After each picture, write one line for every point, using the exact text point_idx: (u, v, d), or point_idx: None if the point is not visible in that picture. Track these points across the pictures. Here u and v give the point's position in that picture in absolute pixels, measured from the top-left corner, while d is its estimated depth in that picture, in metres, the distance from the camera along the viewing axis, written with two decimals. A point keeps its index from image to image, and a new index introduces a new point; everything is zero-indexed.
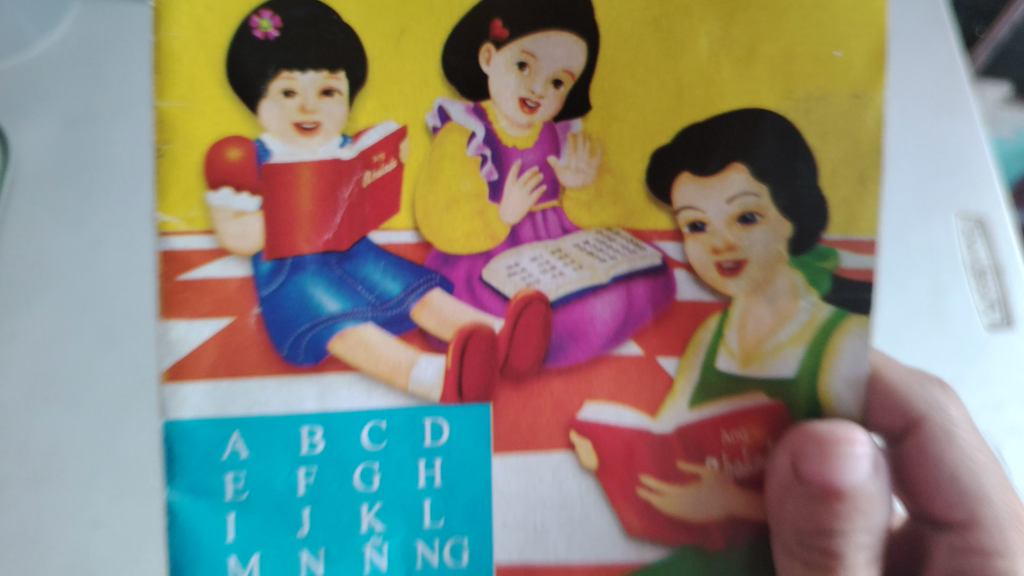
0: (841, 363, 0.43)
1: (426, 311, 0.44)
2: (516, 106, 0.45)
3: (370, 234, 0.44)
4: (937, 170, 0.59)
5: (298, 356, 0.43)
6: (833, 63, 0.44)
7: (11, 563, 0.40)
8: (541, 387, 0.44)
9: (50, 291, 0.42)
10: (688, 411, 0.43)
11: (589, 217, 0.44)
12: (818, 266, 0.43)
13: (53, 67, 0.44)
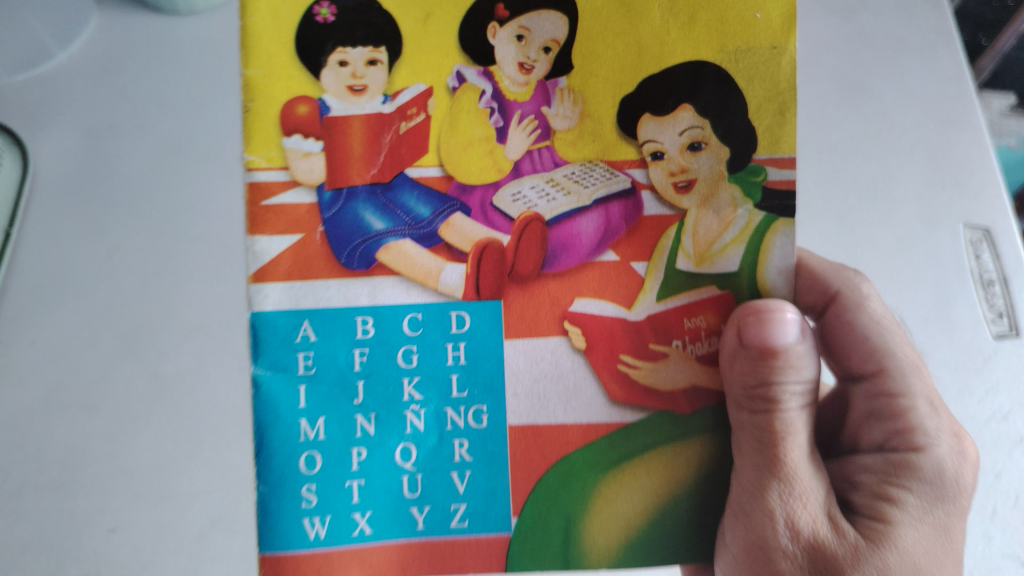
0: (777, 253, 0.43)
1: (456, 224, 0.43)
2: (514, 67, 0.44)
3: (410, 172, 0.43)
4: (943, 180, 0.60)
5: (355, 264, 0.43)
6: (757, 23, 0.43)
7: (92, 515, 0.48)
8: (539, 291, 0.43)
9: (136, 291, 0.53)
10: (659, 304, 0.44)
11: (570, 151, 0.44)
12: (753, 182, 0.43)
13: (147, 114, 0.57)
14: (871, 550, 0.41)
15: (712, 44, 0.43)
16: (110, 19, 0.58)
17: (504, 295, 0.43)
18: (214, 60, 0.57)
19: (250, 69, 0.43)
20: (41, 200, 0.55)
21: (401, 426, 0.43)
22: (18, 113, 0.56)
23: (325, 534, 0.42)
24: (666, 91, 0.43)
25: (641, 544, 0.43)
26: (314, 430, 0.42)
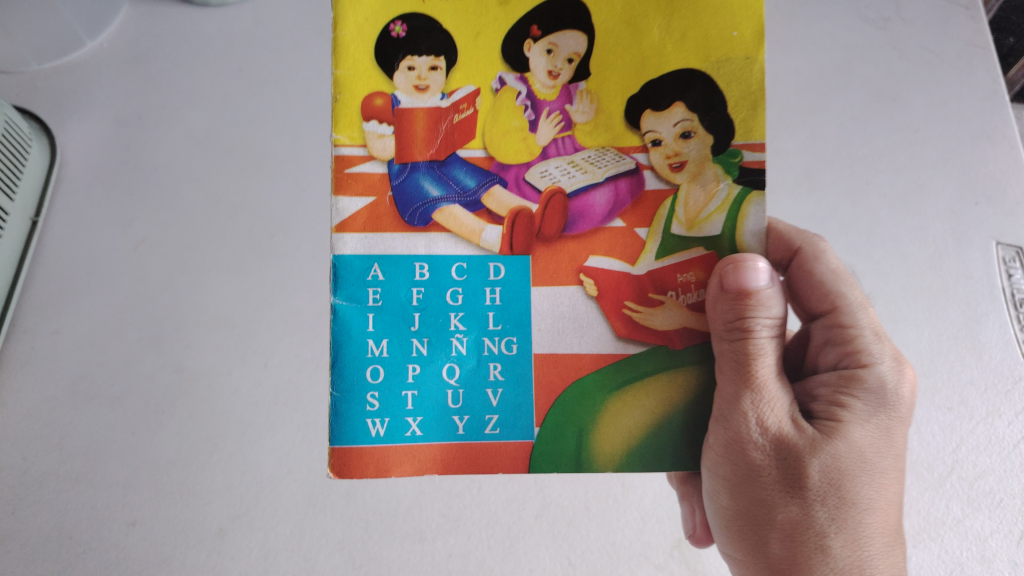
0: (753, 218, 0.34)
1: (499, 193, 0.34)
2: (544, 66, 0.35)
3: (462, 152, 0.35)
4: (975, 196, 0.58)
5: (406, 224, 0.34)
6: (732, 39, 0.33)
7: (103, 510, 0.48)
8: (553, 253, 0.34)
9: (161, 286, 0.53)
10: (659, 261, 0.34)
11: (591, 138, 0.35)
12: (733, 165, 0.34)
13: (177, 109, 0.57)
14: (827, 441, 0.33)
15: (691, 49, 0.34)
16: (142, 10, 0.58)
17: (531, 251, 0.35)
18: (245, 55, 0.58)
19: (340, 67, 0.34)
20: (69, 190, 0.55)
21: (448, 344, 0.34)
22: (48, 102, 0.56)
23: (384, 432, 0.34)
24: (650, 93, 0.34)
25: (642, 453, 0.34)
26: (382, 346, 0.34)
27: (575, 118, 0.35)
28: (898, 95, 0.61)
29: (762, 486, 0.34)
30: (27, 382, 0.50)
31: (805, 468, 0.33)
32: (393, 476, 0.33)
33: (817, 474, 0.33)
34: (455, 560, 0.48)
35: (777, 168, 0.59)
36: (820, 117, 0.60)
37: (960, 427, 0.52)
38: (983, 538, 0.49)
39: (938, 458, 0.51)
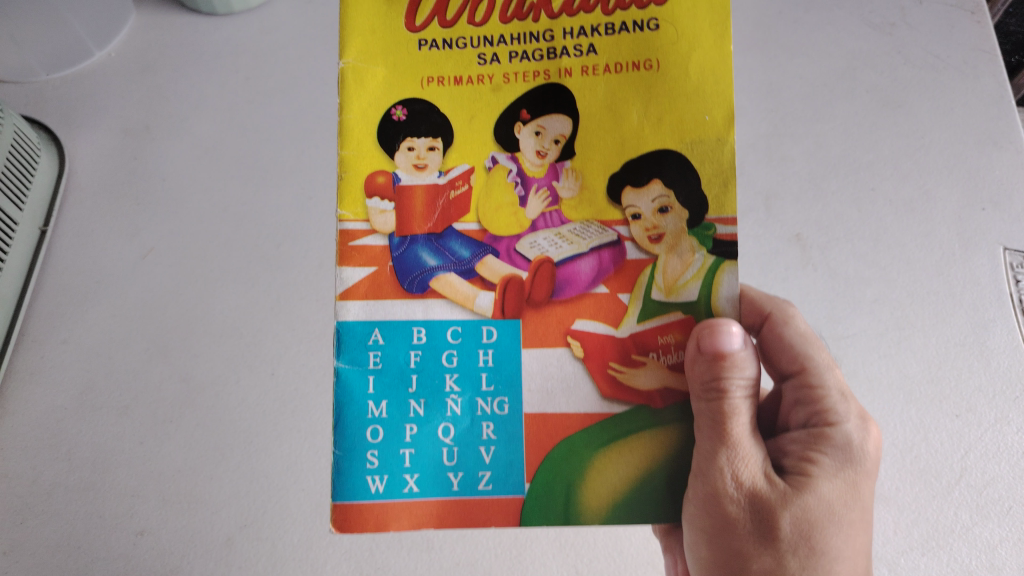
0: (726, 286, 0.33)
1: (493, 262, 0.34)
2: (532, 147, 0.35)
3: (457, 224, 0.35)
4: (982, 201, 0.58)
5: (406, 292, 0.35)
6: (702, 127, 0.33)
7: (110, 519, 0.48)
8: (544, 321, 0.34)
9: (168, 295, 0.53)
10: (641, 323, 0.34)
11: (577, 210, 0.34)
12: (706, 238, 0.33)
13: (182, 118, 0.57)
14: (798, 495, 0.33)
15: (665, 130, 0.34)
16: (150, 23, 0.59)
17: (522, 315, 0.34)
18: (251, 65, 0.58)
19: (346, 147, 0.35)
20: (76, 200, 0.56)
21: (443, 404, 0.34)
22: (59, 116, 0.58)
23: (384, 488, 0.33)
24: (630, 173, 0.34)
25: (624, 511, 0.33)
26: (382, 407, 0.34)
27: (562, 194, 0.34)
28: (903, 101, 0.61)
29: (737, 538, 0.34)
30: (36, 392, 0.50)
31: (776, 519, 0.33)
32: (391, 532, 0.33)
33: (789, 526, 0.33)
34: (463, 568, 0.48)
35: (781, 176, 0.59)
36: (826, 123, 0.60)
37: (968, 434, 0.51)
38: (993, 546, 0.49)
39: (945, 465, 0.51)
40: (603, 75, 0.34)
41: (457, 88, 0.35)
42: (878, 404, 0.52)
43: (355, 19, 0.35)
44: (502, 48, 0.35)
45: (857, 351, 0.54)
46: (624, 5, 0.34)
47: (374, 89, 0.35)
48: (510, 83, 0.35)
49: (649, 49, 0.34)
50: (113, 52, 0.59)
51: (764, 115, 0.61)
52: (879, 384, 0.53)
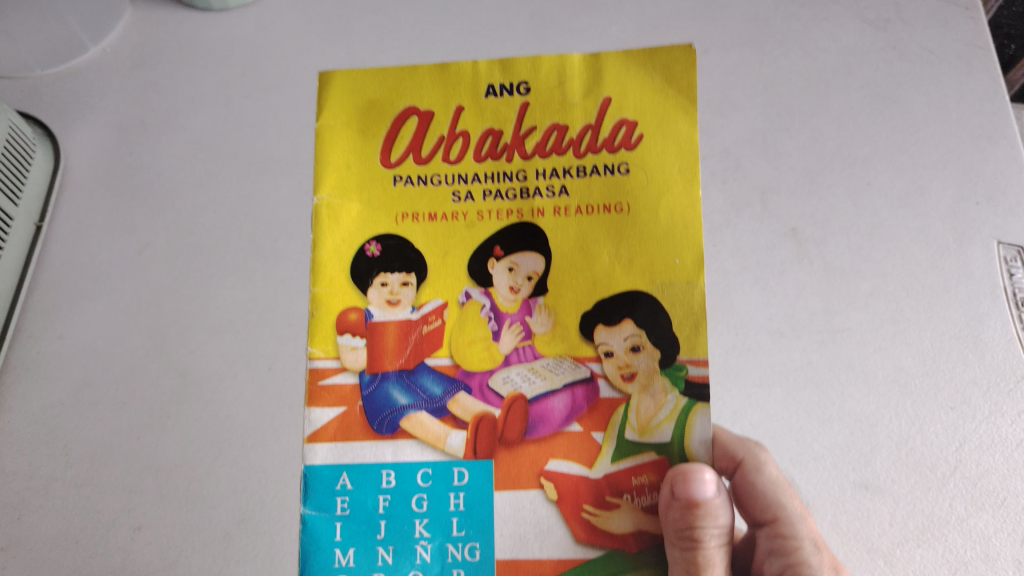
0: (698, 427, 0.40)
1: (463, 399, 0.42)
2: (506, 283, 0.43)
3: (427, 358, 0.42)
4: (976, 196, 0.58)
5: (376, 433, 0.42)
6: (672, 269, 0.42)
7: (106, 514, 0.48)
8: (520, 462, 0.41)
9: (165, 289, 0.53)
10: (614, 464, 0.40)
11: (548, 346, 0.42)
12: (677, 376, 0.40)
13: (175, 111, 0.58)
14: None
15: (636, 270, 0.42)
16: (144, 16, 0.61)
17: (493, 455, 0.41)
18: (246, 60, 0.59)
19: (318, 285, 0.43)
20: (72, 195, 0.56)
21: (412, 551, 0.40)
22: (55, 113, 0.58)
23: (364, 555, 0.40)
24: (605, 312, 0.42)
25: None
26: (348, 556, 0.40)
27: (535, 328, 0.43)
28: (898, 96, 0.61)
29: None
30: (33, 387, 0.50)
31: None
32: None
33: None
34: None
35: (777, 171, 0.59)
36: (821, 119, 0.61)
37: (963, 426, 0.51)
38: (988, 537, 0.49)
39: (941, 457, 0.51)
40: (595, 225, 0.43)
41: (439, 227, 0.44)
42: (873, 397, 0.52)
43: (331, 155, 0.45)
44: (476, 187, 0.44)
45: (853, 345, 0.54)
46: (596, 150, 0.44)
47: (370, 216, 0.44)
48: (523, 229, 0.44)
49: (626, 208, 0.43)
50: (107, 47, 0.60)
51: (759, 110, 0.61)
52: (875, 377, 0.53)
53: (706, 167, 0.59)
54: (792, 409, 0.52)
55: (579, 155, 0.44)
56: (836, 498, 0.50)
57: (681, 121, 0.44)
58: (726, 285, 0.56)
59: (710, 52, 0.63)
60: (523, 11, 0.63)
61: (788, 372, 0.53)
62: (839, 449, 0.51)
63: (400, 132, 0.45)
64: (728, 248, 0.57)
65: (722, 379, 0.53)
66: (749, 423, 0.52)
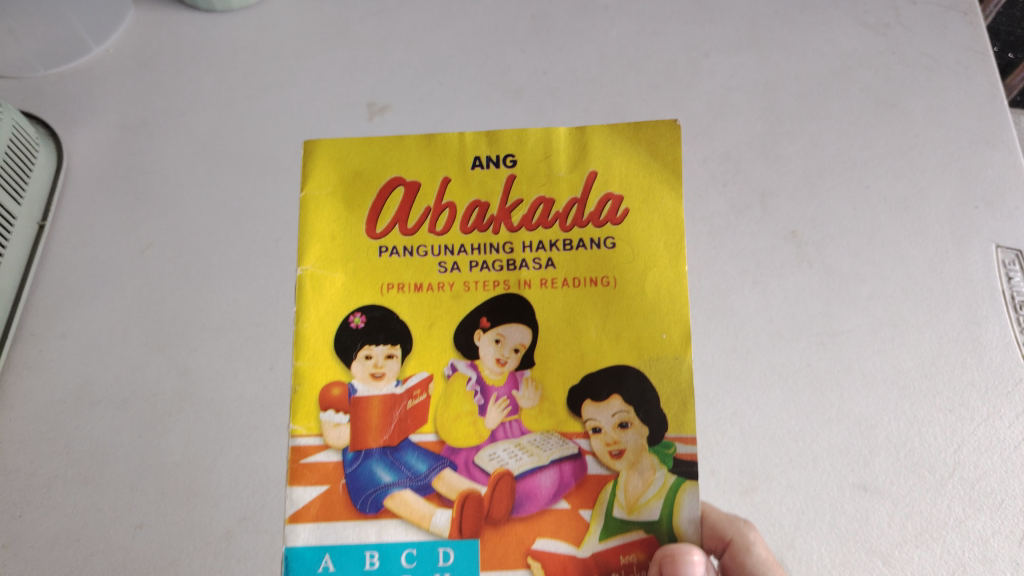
0: (686, 507, 0.41)
1: (449, 476, 0.43)
2: (492, 355, 0.45)
3: (412, 436, 0.43)
4: (974, 200, 0.59)
5: (361, 513, 0.43)
6: (659, 343, 0.44)
7: (107, 512, 0.48)
8: (503, 536, 0.42)
9: (168, 289, 0.53)
10: (602, 542, 0.42)
11: (536, 423, 0.44)
12: (665, 456, 0.42)
13: (179, 110, 0.58)
14: None
15: (617, 342, 0.44)
16: (147, 18, 0.61)
17: (480, 535, 0.42)
18: (249, 62, 0.60)
19: (301, 359, 0.44)
20: (75, 193, 0.56)
21: None
22: (58, 114, 0.59)
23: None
24: (593, 387, 0.44)
25: None
26: None
27: (523, 404, 0.44)
28: (897, 101, 0.62)
29: None
30: (35, 385, 0.50)
31: None
32: None
33: None
34: None
35: (777, 174, 0.60)
36: (821, 122, 0.61)
37: (961, 428, 0.51)
38: (986, 539, 0.49)
39: (939, 459, 0.51)
40: (583, 300, 0.45)
41: (428, 300, 0.45)
42: (872, 399, 0.52)
43: (315, 223, 0.46)
44: (462, 257, 0.46)
45: (852, 347, 0.54)
46: (583, 224, 0.46)
47: (356, 289, 0.45)
48: (510, 301, 0.45)
49: (616, 283, 0.45)
50: (111, 47, 0.60)
51: (760, 114, 0.61)
52: (874, 379, 0.53)
53: (707, 170, 0.60)
54: (791, 410, 0.52)
55: (567, 228, 0.46)
56: (834, 499, 0.50)
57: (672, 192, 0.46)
58: (726, 287, 0.56)
59: (711, 55, 0.63)
60: (524, 14, 0.64)
61: (787, 374, 0.53)
62: (837, 450, 0.51)
63: (393, 204, 0.46)
64: (728, 251, 0.57)
65: (721, 379, 0.53)
66: (747, 424, 0.52)
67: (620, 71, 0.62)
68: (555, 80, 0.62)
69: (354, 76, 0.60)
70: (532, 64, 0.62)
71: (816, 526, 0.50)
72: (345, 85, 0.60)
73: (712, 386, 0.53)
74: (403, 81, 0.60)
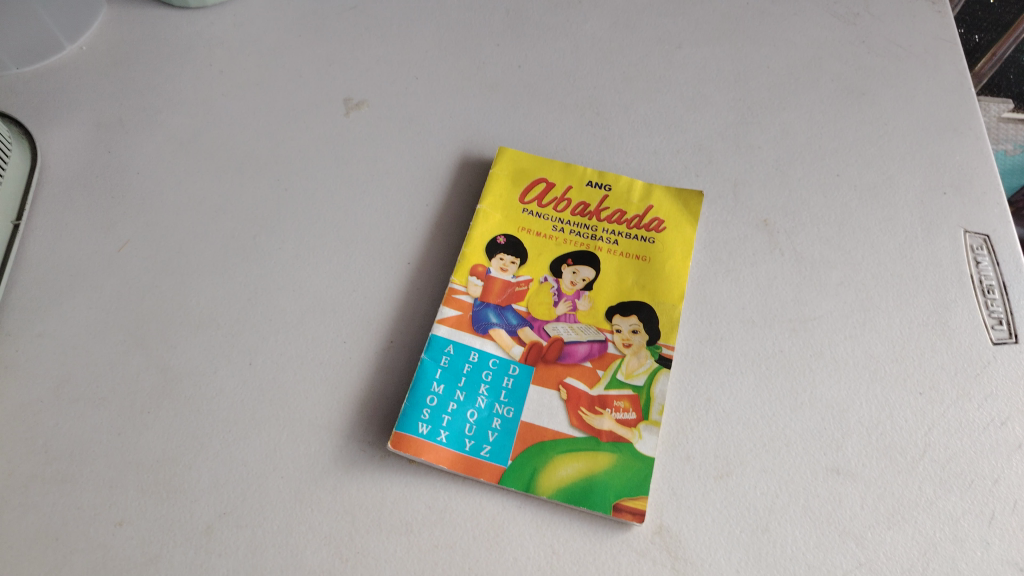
0: (663, 381, 0.51)
1: (504, 336, 0.52)
2: (567, 279, 0.55)
3: (515, 305, 0.53)
4: (943, 186, 0.61)
5: (474, 330, 0.52)
6: None
7: (81, 511, 0.45)
8: (549, 399, 0.49)
9: (145, 283, 0.53)
10: (608, 389, 0.50)
11: (588, 317, 0.53)
12: (659, 363, 0.51)
13: (157, 103, 0.62)
14: None
15: (649, 294, 0.54)
16: (118, 16, 0.67)
17: (534, 365, 0.51)
18: (223, 60, 0.65)
19: None
20: (50, 190, 0.57)
21: None
22: (31, 113, 0.60)
23: (428, 431, 0.47)
24: None
25: (573, 498, 0.46)
26: None
27: (579, 306, 0.54)
28: (867, 90, 0.66)
29: None
30: (12, 385, 0.49)
31: None
32: None
33: None
34: (441, 551, 0.45)
35: (750, 163, 0.62)
36: (792, 112, 0.65)
37: (930, 411, 0.51)
38: (956, 519, 0.47)
39: (910, 442, 0.50)
40: None
41: None
42: (844, 383, 0.52)
43: None
44: None
45: (824, 333, 0.54)
46: None
47: None
48: None
49: None
50: (84, 45, 0.65)
51: (731, 105, 0.65)
52: (846, 364, 0.53)
53: (681, 160, 0.62)
54: (763, 396, 0.51)
55: None
56: (808, 483, 0.48)
57: (697, 221, 0.58)
58: (700, 275, 0.56)
59: (683, 47, 0.69)
60: (499, 10, 0.71)
61: (760, 360, 0.53)
62: (810, 434, 0.50)
63: (544, 296, 0.54)
64: (701, 240, 0.58)
65: (695, 366, 0.52)
66: (722, 410, 0.50)
67: (594, 64, 0.68)
68: (530, 74, 0.67)
69: (330, 71, 0.65)
70: (508, 58, 0.68)
71: (790, 510, 0.47)
72: (321, 82, 0.64)
73: (687, 372, 0.52)
74: (379, 75, 0.65)
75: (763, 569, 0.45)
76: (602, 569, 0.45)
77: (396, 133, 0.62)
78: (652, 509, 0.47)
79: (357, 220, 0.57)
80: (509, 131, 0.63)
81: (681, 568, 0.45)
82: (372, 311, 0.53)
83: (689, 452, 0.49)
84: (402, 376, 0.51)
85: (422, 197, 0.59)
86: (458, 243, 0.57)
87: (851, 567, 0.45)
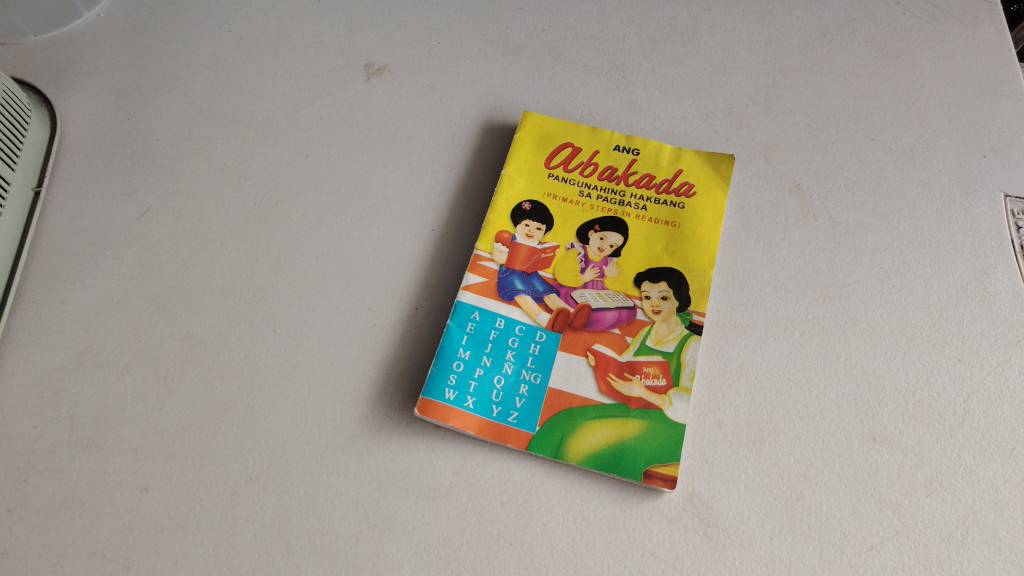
0: (693, 347, 0.49)
1: (529, 303, 0.51)
2: (595, 245, 0.54)
3: (542, 272, 0.52)
4: (982, 149, 0.59)
5: (500, 296, 0.51)
6: None
7: (107, 475, 0.44)
8: (577, 366, 0.48)
9: (167, 249, 0.53)
10: (637, 356, 0.49)
11: (615, 284, 0.52)
12: (689, 330, 0.50)
13: (177, 70, 0.62)
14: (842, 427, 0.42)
15: (679, 260, 0.53)
16: None
17: (561, 333, 0.50)
18: (243, 27, 0.65)
19: None
20: (71, 157, 0.57)
21: None
22: (51, 81, 0.60)
23: (454, 397, 0.46)
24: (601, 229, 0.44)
25: (601, 463, 0.45)
26: None
27: (607, 273, 0.52)
28: (902, 52, 0.65)
29: None
30: (36, 352, 0.49)
31: None
32: None
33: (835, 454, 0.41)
34: (469, 517, 0.44)
35: (781, 127, 0.61)
36: (824, 75, 0.63)
37: (970, 377, 0.49)
38: (997, 487, 0.45)
39: (948, 409, 0.48)
40: None
41: None
42: (880, 349, 0.50)
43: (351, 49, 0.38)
44: None
45: (858, 298, 0.53)
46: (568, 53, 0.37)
47: None
48: None
49: None
50: (102, 13, 0.64)
51: (762, 68, 0.64)
52: (881, 330, 0.51)
53: (710, 124, 0.60)
54: (797, 362, 0.50)
55: None
56: (843, 450, 0.47)
57: (728, 185, 0.57)
58: (731, 241, 0.55)
59: (712, 10, 0.68)
60: None
61: (794, 327, 0.51)
62: (845, 402, 0.48)
63: (571, 262, 0.53)
64: (732, 205, 0.56)
65: (726, 332, 0.51)
66: (754, 376, 0.49)
67: (620, 28, 0.66)
68: (555, 38, 0.66)
69: (351, 37, 0.64)
70: (531, 22, 0.66)
71: (824, 477, 0.46)
72: (341, 48, 0.64)
73: (718, 338, 0.51)
74: (401, 40, 0.64)
75: (796, 536, 0.44)
76: (633, 536, 0.44)
77: (419, 98, 0.61)
78: (683, 476, 0.46)
79: (380, 187, 0.56)
80: (533, 96, 0.62)
81: (713, 535, 0.44)
82: (396, 278, 0.52)
83: (720, 419, 0.48)
84: (429, 343, 0.50)
85: (446, 163, 0.58)
86: (483, 209, 0.56)
87: (888, 535, 0.44)
